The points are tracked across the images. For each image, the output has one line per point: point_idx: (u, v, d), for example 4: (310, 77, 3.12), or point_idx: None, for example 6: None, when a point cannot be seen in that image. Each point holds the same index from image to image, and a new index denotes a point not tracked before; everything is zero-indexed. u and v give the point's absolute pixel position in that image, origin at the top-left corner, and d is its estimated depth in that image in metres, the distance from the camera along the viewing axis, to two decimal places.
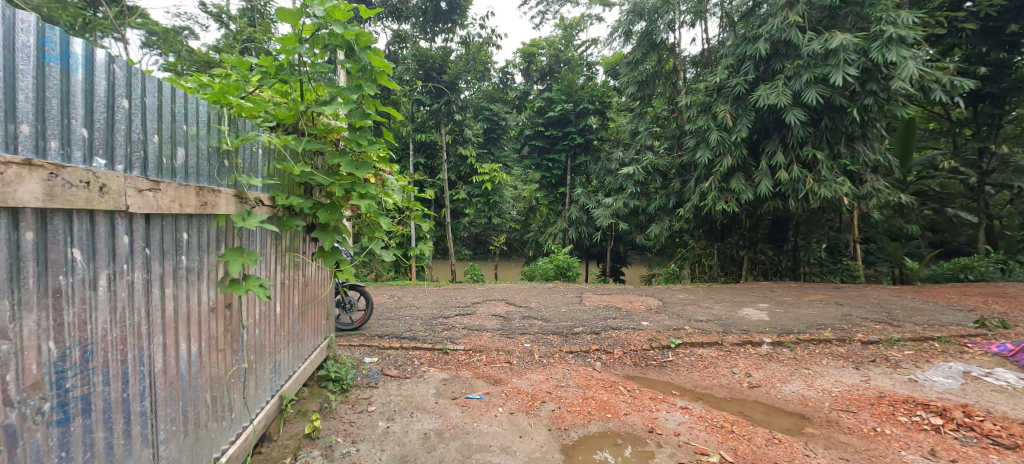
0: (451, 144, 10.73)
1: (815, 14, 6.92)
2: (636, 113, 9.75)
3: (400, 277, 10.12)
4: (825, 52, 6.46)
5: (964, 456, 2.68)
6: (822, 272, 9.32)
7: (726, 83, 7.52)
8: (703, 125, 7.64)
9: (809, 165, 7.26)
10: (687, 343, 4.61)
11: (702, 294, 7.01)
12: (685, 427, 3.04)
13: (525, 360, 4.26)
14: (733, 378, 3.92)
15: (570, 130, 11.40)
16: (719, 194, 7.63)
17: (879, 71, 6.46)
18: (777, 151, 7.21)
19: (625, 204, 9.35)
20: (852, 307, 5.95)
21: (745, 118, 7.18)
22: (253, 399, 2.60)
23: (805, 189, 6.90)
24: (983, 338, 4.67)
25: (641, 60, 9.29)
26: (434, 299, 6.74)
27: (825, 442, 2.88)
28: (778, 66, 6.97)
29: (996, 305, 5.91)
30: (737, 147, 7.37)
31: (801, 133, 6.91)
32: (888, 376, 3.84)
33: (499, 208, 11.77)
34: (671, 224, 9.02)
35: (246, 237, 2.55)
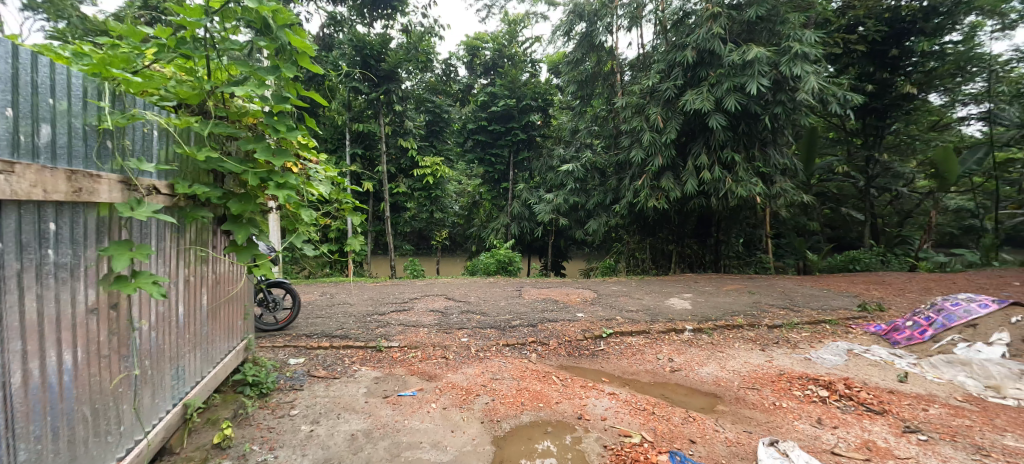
0: (390, 135, 10.34)
1: (735, 29, 7.53)
2: (577, 111, 10.10)
3: (336, 274, 9.60)
4: (742, 63, 7.03)
5: (843, 423, 3.09)
6: (740, 264, 10.19)
7: (657, 87, 7.96)
8: (637, 126, 8.01)
9: (728, 166, 7.90)
10: (618, 332, 4.86)
11: (635, 286, 7.41)
12: (611, 412, 3.21)
13: (461, 355, 4.24)
14: (657, 363, 4.20)
15: (513, 125, 11.48)
16: (651, 192, 8.09)
17: (788, 83, 7.16)
18: (702, 153, 7.79)
19: (565, 200, 9.63)
20: (762, 295, 6.61)
21: (674, 121, 7.68)
22: (148, 409, 2.37)
23: (724, 188, 7.53)
24: (864, 320, 5.40)
25: (582, 60, 9.54)
26: (370, 295, 6.50)
27: (733, 417, 3.18)
28: (703, 73, 7.55)
29: (874, 291, 6.85)
30: (667, 148, 7.85)
31: (722, 136, 7.52)
32: (788, 356, 4.32)
33: (441, 203, 11.51)
34: (608, 220, 9.46)
35: (136, 230, 2.28)
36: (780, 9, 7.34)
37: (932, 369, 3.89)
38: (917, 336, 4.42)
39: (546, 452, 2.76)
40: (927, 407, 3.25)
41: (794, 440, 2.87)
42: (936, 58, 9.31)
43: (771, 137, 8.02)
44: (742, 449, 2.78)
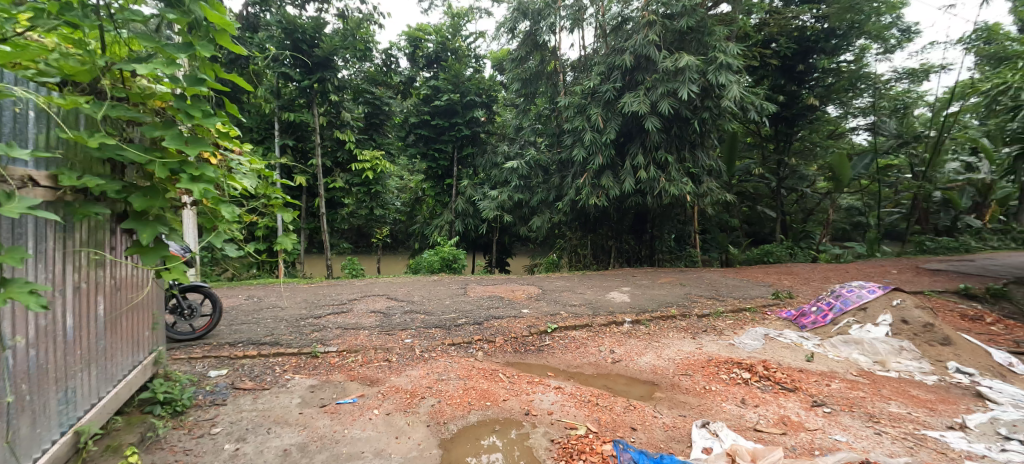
0: (325, 126, 9.70)
1: (669, 37, 7.99)
2: (521, 109, 10.17)
3: (263, 275, 8.85)
4: (675, 69, 7.49)
5: (762, 401, 3.42)
6: (671, 259, 10.88)
7: (598, 89, 8.22)
8: (579, 125, 8.24)
9: (662, 166, 8.39)
10: (562, 327, 4.99)
11: (577, 281, 7.63)
12: (557, 406, 3.28)
13: (405, 357, 4.10)
14: (600, 355, 4.37)
15: (456, 121, 11.16)
16: (592, 190, 8.38)
17: (714, 91, 7.73)
18: (639, 153, 8.20)
19: (509, 197, 9.66)
20: (691, 287, 7.12)
21: (613, 122, 8.00)
22: (26, 441, 2.04)
23: (658, 187, 7.99)
24: (778, 307, 6.01)
25: (525, 58, 9.64)
26: (304, 298, 6.06)
27: (669, 403, 3.40)
28: (640, 77, 7.95)
29: (785, 281, 7.64)
30: (607, 147, 8.17)
31: (656, 138, 7.97)
32: (715, 343, 4.70)
33: (382, 200, 10.93)
34: (552, 216, 9.65)
35: (6, 229, 1.94)
36: (707, 22, 7.91)
37: (832, 348, 4.43)
38: (820, 320, 5.01)
39: (491, 449, 2.77)
40: (830, 383, 3.70)
41: (723, 421, 3.13)
42: (833, 75, 10.58)
43: (699, 140, 8.61)
44: (679, 433, 2.97)
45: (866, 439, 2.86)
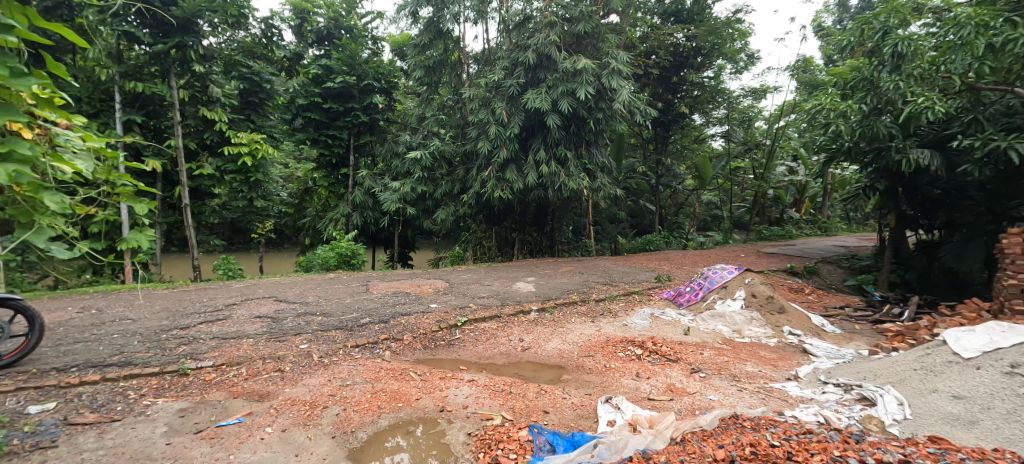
0: (186, 101, 8.14)
1: (567, 40, 8.43)
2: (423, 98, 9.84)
3: (102, 281, 7.16)
4: (573, 71, 7.94)
5: (652, 372, 3.88)
6: (569, 249, 11.54)
7: (502, 83, 8.34)
8: (483, 118, 8.26)
9: (562, 162, 8.83)
10: (471, 320, 4.99)
11: (484, 273, 7.64)
12: (472, 398, 3.27)
13: (301, 365, 3.69)
14: (510, 345, 4.49)
15: (352, 106, 10.07)
16: (496, 183, 8.49)
17: (606, 94, 8.34)
18: (541, 148, 8.56)
19: (412, 189, 9.25)
20: (588, 274, 7.67)
21: (517, 117, 8.21)
22: None
23: (559, 181, 8.43)
24: (660, 288, 6.81)
25: (427, 45, 9.37)
26: (165, 305, 5.04)
27: (576, 384, 3.65)
28: (542, 75, 8.26)
29: (665, 266, 8.67)
30: (510, 142, 8.35)
31: (556, 135, 8.38)
32: (611, 324, 5.16)
33: (264, 190, 9.50)
34: (456, 209, 9.54)
35: None
36: (601, 28, 8.52)
37: (702, 322, 5.24)
38: (693, 298, 5.88)
39: (398, 450, 2.66)
40: (703, 352, 4.36)
41: (622, 394, 3.46)
42: (699, 88, 12.23)
43: (594, 139, 9.24)
44: (586, 410, 3.21)
45: (732, 396, 3.44)
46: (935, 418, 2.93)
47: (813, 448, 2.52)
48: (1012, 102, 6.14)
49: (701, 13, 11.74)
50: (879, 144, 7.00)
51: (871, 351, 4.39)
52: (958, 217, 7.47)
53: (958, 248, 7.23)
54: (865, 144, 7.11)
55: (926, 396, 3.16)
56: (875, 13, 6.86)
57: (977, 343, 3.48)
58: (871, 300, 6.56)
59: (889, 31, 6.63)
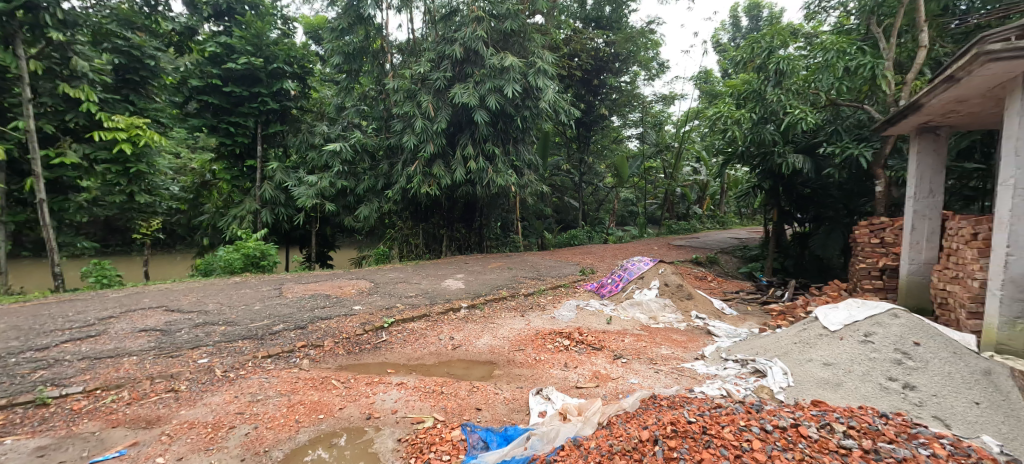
0: (38, 74, 6.78)
1: (495, 37, 8.37)
2: (341, 86, 9.24)
3: None
4: (501, 67, 7.95)
5: (579, 361, 4.03)
6: (497, 245, 11.59)
7: (428, 75, 8.11)
8: (409, 111, 7.97)
9: (489, 158, 8.83)
10: (398, 320, 4.79)
11: (412, 271, 7.38)
12: (401, 402, 3.13)
13: (200, 383, 3.26)
14: (440, 344, 4.40)
15: (259, 91, 9.03)
16: (423, 178, 8.28)
17: (533, 93, 8.45)
18: (468, 144, 8.48)
19: (330, 184, 8.67)
20: (517, 269, 7.75)
21: (443, 111, 8.05)
22: None
23: (487, 177, 8.42)
24: (585, 281, 7.09)
25: (346, 31, 8.81)
26: (17, 323, 4.17)
27: (507, 378, 3.69)
28: (470, 70, 8.17)
29: (589, 260, 9.05)
30: (437, 136, 8.17)
31: (484, 131, 8.36)
32: (541, 317, 5.27)
33: (149, 183, 8.34)
34: (380, 205, 9.13)
35: None
36: (527, 28, 8.59)
37: (623, 311, 5.58)
38: (615, 289, 6.22)
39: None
40: (624, 338, 4.63)
41: (552, 385, 3.56)
42: (617, 92, 13.01)
43: (521, 136, 9.34)
44: (518, 404, 3.25)
45: (650, 378, 3.69)
46: (811, 383, 3.41)
47: (723, 420, 2.70)
48: (861, 118, 7.52)
49: (619, 20, 12.43)
50: (765, 149, 8.11)
51: (761, 328, 4.99)
52: (822, 212, 8.72)
53: (823, 237, 8.46)
54: (754, 148, 8.25)
55: (804, 365, 3.64)
56: (762, 35, 7.70)
57: (840, 317, 4.08)
58: (761, 284, 7.44)
59: (773, 51, 7.46)
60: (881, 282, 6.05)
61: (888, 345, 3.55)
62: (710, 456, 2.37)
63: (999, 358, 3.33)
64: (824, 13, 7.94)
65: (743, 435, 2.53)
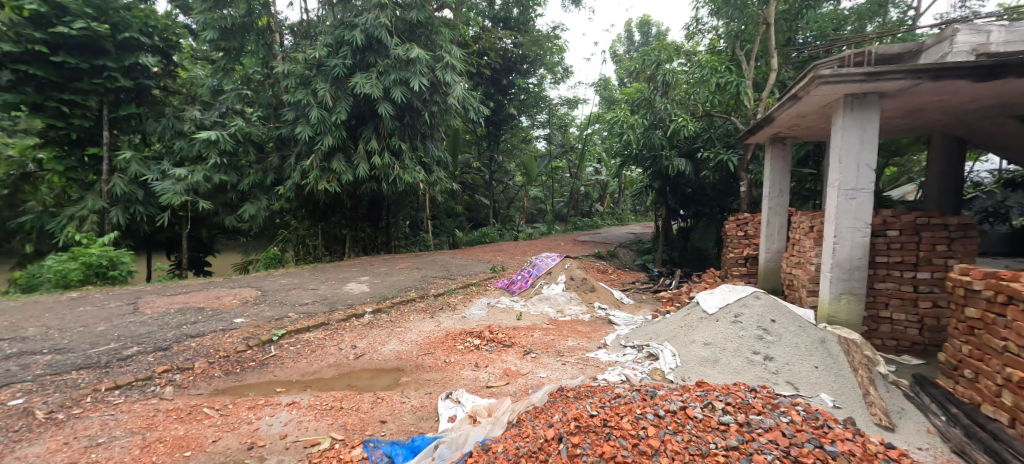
0: None
1: (399, 26, 7.94)
2: (219, 67, 8.11)
3: None
4: (406, 59, 7.59)
5: (490, 359, 4.00)
6: (406, 244, 11.17)
7: (325, 61, 7.47)
8: (302, 99, 7.28)
9: (396, 153, 8.46)
10: (290, 332, 4.37)
11: (308, 275, 6.77)
12: (292, 425, 2.82)
13: (15, 430, 2.62)
14: (340, 354, 4.09)
15: (104, 65, 7.35)
16: (321, 173, 7.66)
17: (441, 88, 8.24)
18: (372, 138, 8.02)
19: (206, 178, 7.62)
20: (427, 269, 7.53)
21: (343, 102, 7.48)
22: None
23: (393, 174, 8.05)
24: (496, 278, 7.10)
25: (223, 3, 7.73)
26: None
27: (416, 384, 3.53)
28: (372, 59, 7.67)
29: (499, 257, 9.12)
30: (336, 128, 7.60)
31: (390, 125, 7.95)
32: (451, 318, 5.16)
33: None
34: (269, 203, 8.34)
35: None
36: (434, 21, 8.30)
37: (532, 306, 5.68)
38: (524, 285, 6.31)
39: None
40: (533, 334, 4.70)
41: (462, 387, 3.47)
42: (525, 93, 13.30)
43: (429, 131, 9.06)
44: (426, 411, 3.11)
45: (557, 370, 3.78)
46: (694, 362, 3.78)
47: (622, 410, 2.80)
48: (728, 127, 8.48)
49: (526, 22, 12.65)
50: (655, 152, 8.88)
51: (654, 315, 5.42)
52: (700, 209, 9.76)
53: (702, 232, 9.53)
54: (645, 152, 8.94)
55: (689, 346, 4.02)
56: (651, 48, 8.39)
57: (716, 300, 4.57)
58: (653, 275, 8.13)
59: (659, 64, 8.22)
60: (746, 269, 6.93)
61: (752, 323, 4.05)
62: (611, 449, 2.44)
63: (830, 328, 4.00)
64: (700, 34, 8.87)
65: (639, 423, 2.66)
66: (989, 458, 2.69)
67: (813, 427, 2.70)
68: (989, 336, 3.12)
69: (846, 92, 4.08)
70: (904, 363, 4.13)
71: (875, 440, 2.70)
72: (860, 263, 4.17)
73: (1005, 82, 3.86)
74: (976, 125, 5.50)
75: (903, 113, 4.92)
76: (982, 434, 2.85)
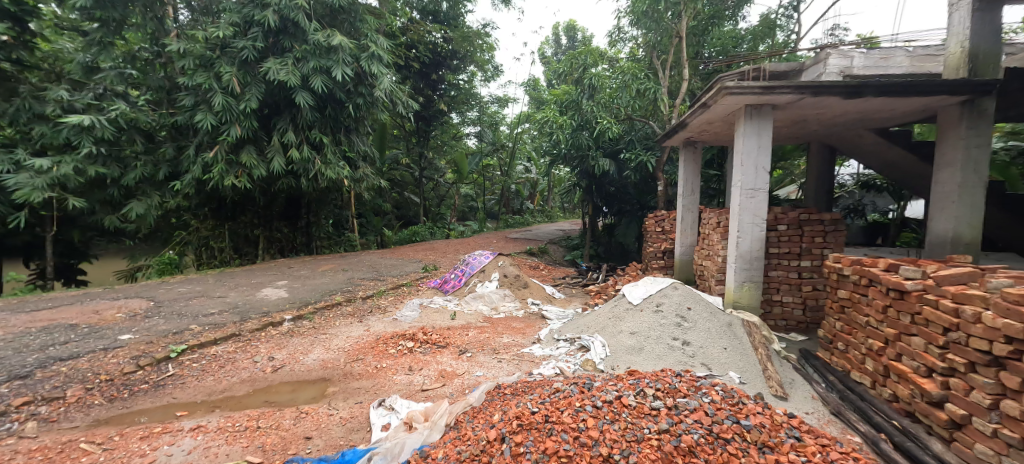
0: None
1: (319, 10, 7.36)
2: (93, 39, 6.88)
3: None
4: (327, 46, 7.07)
5: (424, 362, 3.82)
6: (330, 244, 10.50)
7: (230, 42, 6.74)
8: (202, 84, 6.50)
9: (316, 147, 7.90)
10: (193, 346, 3.87)
11: (214, 281, 6.08)
12: (197, 453, 2.49)
13: None
14: (254, 367, 3.68)
15: None
16: (227, 168, 6.94)
17: (366, 79, 7.81)
18: (288, 130, 7.40)
19: (81, 173, 6.56)
20: (353, 270, 7.10)
21: (253, 88, 6.81)
22: None
23: (314, 170, 7.52)
24: (428, 278, 6.87)
25: None
26: None
27: (344, 394, 3.27)
28: (287, 44, 7.04)
29: (431, 256, 8.87)
30: (245, 117, 6.91)
31: (309, 116, 7.39)
32: (381, 321, 4.88)
33: None
34: (162, 200, 7.46)
35: None
36: (358, 7, 7.81)
37: (466, 304, 5.56)
38: (458, 283, 6.16)
39: None
40: (468, 332, 4.58)
41: (396, 392, 3.28)
42: (455, 89, 13.03)
43: (354, 125, 8.55)
44: (356, 422, 2.88)
45: (494, 368, 3.70)
46: (623, 351, 3.90)
47: (562, 405, 2.78)
48: (648, 131, 8.96)
49: (456, 16, 12.36)
50: (583, 152, 9.16)
51: (585, 308, 5.55)
52: (623, 206, 10.23)
53: (625, 227, 10.00)
54: (574, 151, 9.18)
55: (618, 336, 4.13)
56: (579, 52, 8.76)
57: (641, 290, 4.75)
58: (581, 269, 8.36)
59: (587, 68, 8.63)
60: (665, 261, 7.36)
61: (672, 310, 4.22)
62: (553, 444, 2.41)
63: (734, 312, 4.36)
64: (622, 42, 9.26)
65: (579, 416, 2.65)
66: (858, 415, 3.16)
67: (730, 404, 2.85)
68: (854, 312, 3.66)
69: (746, 103, 4.44)
70: (792, 339, 4.65)
71: (781, 411, 2.92)
72: (760, 254, 4.57)
73: (867, 99, 4.34)
74: (842, 136, 6.23)
75: (790, 122, 5.44)
76: (853, 396, 3.34)
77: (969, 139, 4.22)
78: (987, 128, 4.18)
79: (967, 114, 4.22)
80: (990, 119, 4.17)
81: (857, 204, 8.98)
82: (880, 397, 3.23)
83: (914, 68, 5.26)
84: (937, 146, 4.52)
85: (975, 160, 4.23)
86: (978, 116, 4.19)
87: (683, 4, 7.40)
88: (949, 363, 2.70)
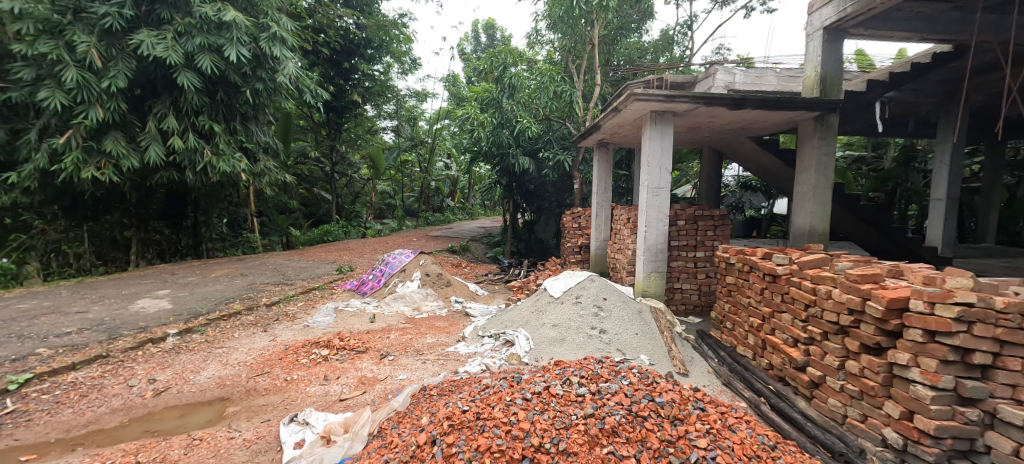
0: None
1: None
2: None
3: None
4: (218, 22, 6.25)
5: (341, 369, 3.52)
6: (224, 246, 9.41)
7: (87, 6, 5.66)
8: (49, 54, 5.40)
9: (205, 136, 7.00)
10: (42, 374, 3.19)
11: (72, 294, 5.10)
12: None
13: None
14: (131, 393, 3.12)
15: None
16: (86, 157, 5.88)
17: (267, 62, 7.09)
18: (168, 114, 6.44)
19: None
20: (254, 275, 6.39)
21: (119, 64, 5.81)
22: None
23: (203, 161, 6.66)
24: (342, 280, 6.41)
25: None
26: None
27: (247, 414, 2.89)
28: (166, 14, 6.08)
29: (345, 256, 8.31)
30: (110, 98, 5.89)
31: (195, 100, 6.51)
32: (289, 329, 4.43)
33: None
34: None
35: None
36: None
37: (385, 306, 5.27)
38: (375, 284, 5.82)
39: None
40: (389, 335, 4.33)
41: (309, 406, 2.98)
42: (369, 80, 12.37)
43: (252, 113, 7.73)
44: (263, 442, 2.55)
45: (418, 370, 3.52)
46: (546, 343, 3.93)
47: (492, 400, 2.69)
48: (565, 131, 9.25)
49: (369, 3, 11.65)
50: (503, 150, 9.17)
51: (508, 303, 5.52)
52: (542, 203, 10.42)
53: (544, 224, 10.20)
54: (495, 149, 9.14)
55: (541, 328, 4.15)
56: (499, 51, 8.53)
57: (563, 282, 4.81)
58: (503, 266, 8.36)
59: (507, 67, 8.57)
60: (581, 255, 7.61)
61: (590, 301, 4.34)
62: (485, 441, 2.32)
63: (643, 301, 4.61)
64: (539, 45, 9.43)
65: (510, 410, 2.58)
66: (744, 384, 3.46)
67: (645, 384, 2.94)
68: (739, 295, 4.04)
69: (651, 108, 4.68)
70: (689, 322, 5.06)
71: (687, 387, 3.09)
72: (664, 246, 4.88)
73: (746, 111, 4.81)
74: (728, 142, 6.89)
75: (686, 128, 5.86)
76: (740, 367, 3.67)
77: (821, 148, 4.86)
78: (834, 139, 4.84)
79: (819, 127, 4.84)
80: (835, 132, 4.83)
81: (738, 201, 10.10)
82: (760, 367, 3.59)
83: (780, 86, 6.05)
84: (798, 153, 5.14)
85: (825, 166, 4.88)
86: (826, 129, 4.83)
87: (595, 13, 7.70)
88: (809, 334, 3.06)
